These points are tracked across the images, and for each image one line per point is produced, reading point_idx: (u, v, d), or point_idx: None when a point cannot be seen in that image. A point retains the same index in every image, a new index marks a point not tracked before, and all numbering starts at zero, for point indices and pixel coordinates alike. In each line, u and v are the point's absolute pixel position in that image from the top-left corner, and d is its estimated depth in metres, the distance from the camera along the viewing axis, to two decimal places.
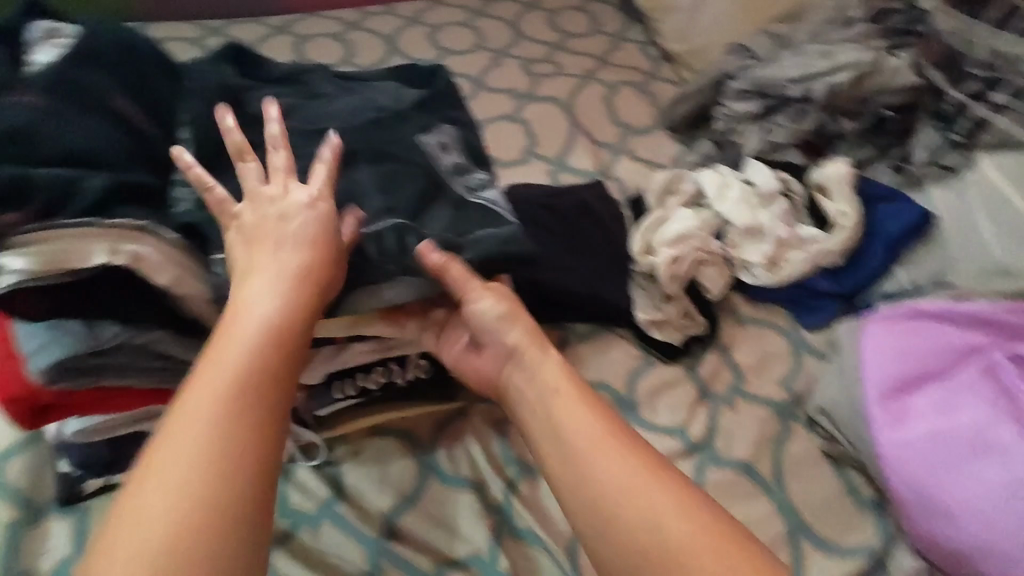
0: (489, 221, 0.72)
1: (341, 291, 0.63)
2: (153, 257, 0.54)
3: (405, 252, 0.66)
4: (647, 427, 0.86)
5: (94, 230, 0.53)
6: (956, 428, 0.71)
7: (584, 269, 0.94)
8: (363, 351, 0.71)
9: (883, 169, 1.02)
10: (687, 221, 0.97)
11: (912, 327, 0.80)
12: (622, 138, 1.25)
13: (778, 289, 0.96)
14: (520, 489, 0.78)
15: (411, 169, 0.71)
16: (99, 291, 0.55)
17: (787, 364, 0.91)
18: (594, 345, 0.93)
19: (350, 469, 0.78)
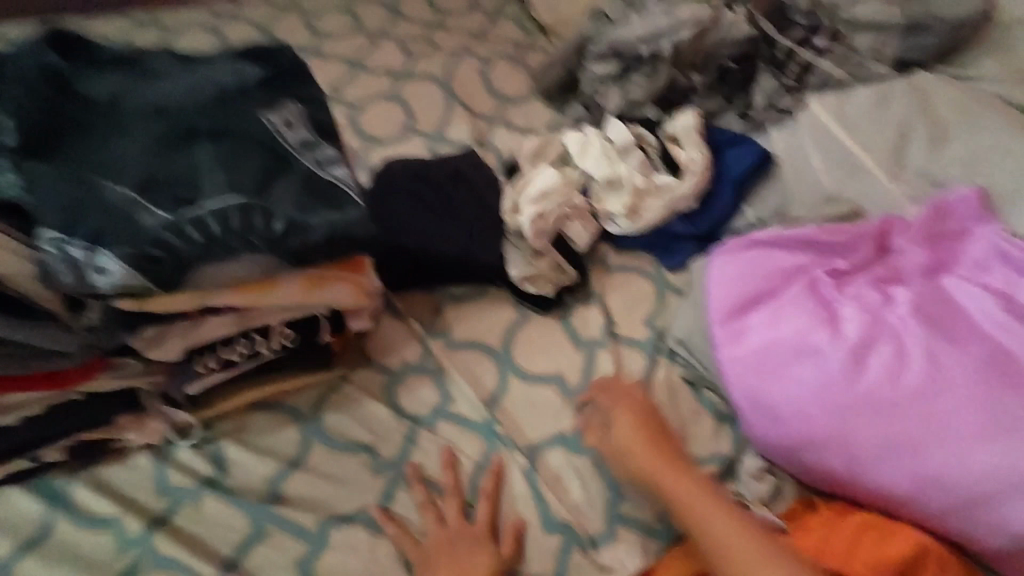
0: (332, 198, 0.71)
1: (181, 269, 0.63)
2: None
3: (252, 228, 0.66)
4: (523, 373, 0.90)
5: None
6: (782, 339, 0.78)
7: (453, 233, 0.98)
8: (221, 323, 0.73)
9: (731, 117, 1.10)
10: (552, 179, 1.01)
11: (751, 254, 0.86)
12: (498, 110, 1.29)
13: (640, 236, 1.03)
14: (403, 442, 0.83)
15: (251, 145, 0.71)
16: None
17: (650, 305, 0.98)
18: (471, 305, 0.98)
19: (231, 443, 0.80)
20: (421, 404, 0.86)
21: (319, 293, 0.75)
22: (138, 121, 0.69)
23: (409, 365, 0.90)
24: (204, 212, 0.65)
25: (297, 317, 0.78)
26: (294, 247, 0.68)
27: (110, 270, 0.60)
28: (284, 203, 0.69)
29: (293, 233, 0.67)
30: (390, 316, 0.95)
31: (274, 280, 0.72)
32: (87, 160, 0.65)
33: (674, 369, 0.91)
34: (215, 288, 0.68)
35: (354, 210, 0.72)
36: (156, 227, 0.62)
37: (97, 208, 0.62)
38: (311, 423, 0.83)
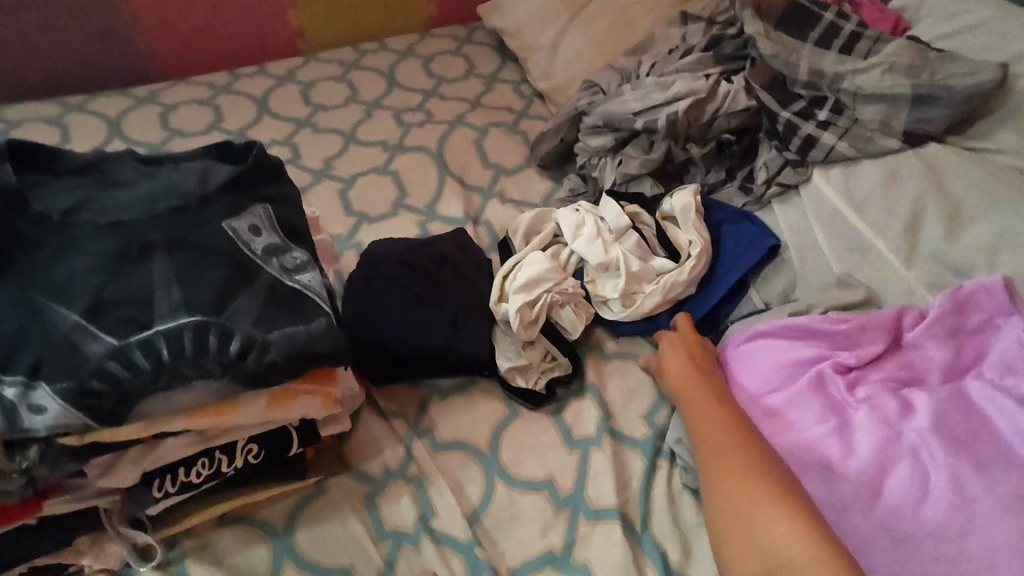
0: (301, 308, 0.69)
1: (126, 403, 0.59)
2: None
3: (204, 352, 0.62)
4: (512, 478, 0.84)
5: None
6: (788, 449, 0.71)
7: (435, 322, 0.94)
8: (178, 446, 0.68)
9: (733, 191, 1.05)
10: (540, 263, 0.96)
11: (754, 350, 0.81)
12: (492, 181, 1.26)
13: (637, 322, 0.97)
14: (378, 562, 0.76)
15: (212, 257, 0.68)
16: None
17: (650, 397, 0.92)
18: (458, 399, 0.92)
19: (193, 565, 0.74)
20: (402, 516, 0.80)
21: (286, 412, 0.70)
22: (91, 237, 0.67)
23: (390, 470, 0.84)
24: (153, 336, 0.61)
25: (260, 432, 0.73)
26: (252, 368, 0.63)
27: (48, 409, 0.56)
28: (242, 319, 0.65)
29: (250, 353, 0.63)
30: (371, 412, 0.90)
31: (237, 400, 0.67)
32: (38, 281, 0.63)
33: (674, 473, 0.84)
34: (166, 417, 0.63)
35: (319, 322, 0.68)
36: (99, 356, 0.59)
37: (39, 339, 0.59)
38: (280, 540, 0.77)
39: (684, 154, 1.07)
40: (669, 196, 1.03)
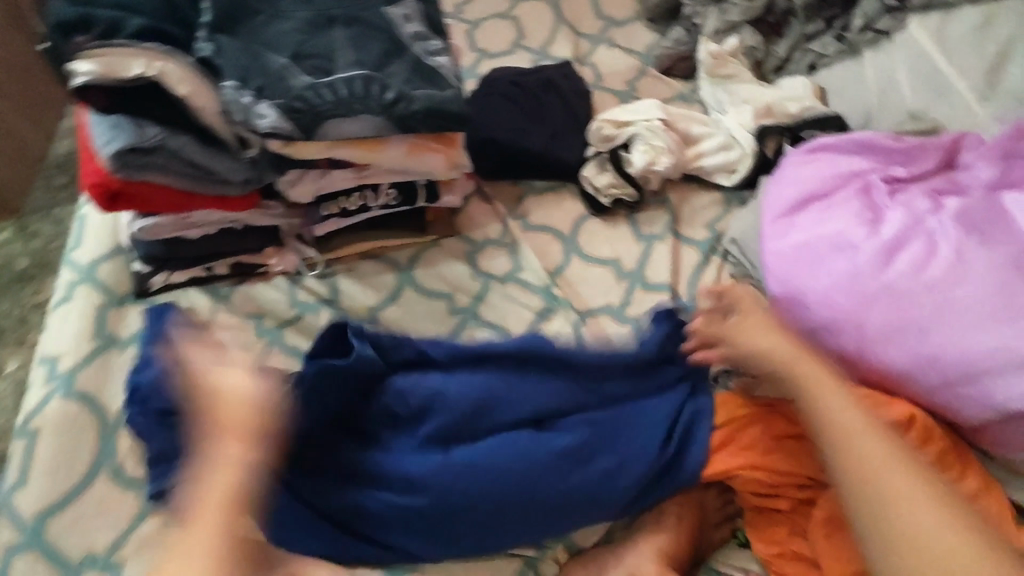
0: (435, 81, 0.88)
1: (314, 121, 0.81)
2: (173, 71, 0.74)
3: (369, 96, 0.83)
4: (586, 255, 1.03)
5: (133, 49, 0.72)
6: (825, 233, 0.84)
7: (541, 132, 1.12)
8: (345, 176, 0.92)
9: (828, 39, 1.13)
10: (654, 110, 1.08)
11: (809, 159, 0.92)
12: (602, 30, 1.37)
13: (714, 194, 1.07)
14: (478, 296, 0.99)
15: (375, 33, 0.89)
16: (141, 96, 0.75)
17: (718, 210, 1.05)
18: (549, 197, 1.10)
19: (343, 278, 1.01)
20: (497, 266, 1.02)
21: (423, 155, 0.92)
22: (293, 8, 0.89)
23: (490, 238, 1.06)
24: (335, 79, 0.83)
25: (401, 181, 0.97)
26: (401, 112, 0.84)
27: (268, 116, 0.80)
28: (395, 79, 0.86)
29: (401, 101, 0.84)
30: (477, 199, 1.10)
31: (385, 143, 0.89)
32: (256, 38, 0.86)
33: (725, 265, 0.99)
34: (337, 142, 0.86)
35: (451, 90, 0.88)
36: (301, 87, 0.81)
37: (259, 69, 0.82)
38: (407, 272, 1.02)
39: (786, 3, 1.15)
40: (790, 83, 1.12)
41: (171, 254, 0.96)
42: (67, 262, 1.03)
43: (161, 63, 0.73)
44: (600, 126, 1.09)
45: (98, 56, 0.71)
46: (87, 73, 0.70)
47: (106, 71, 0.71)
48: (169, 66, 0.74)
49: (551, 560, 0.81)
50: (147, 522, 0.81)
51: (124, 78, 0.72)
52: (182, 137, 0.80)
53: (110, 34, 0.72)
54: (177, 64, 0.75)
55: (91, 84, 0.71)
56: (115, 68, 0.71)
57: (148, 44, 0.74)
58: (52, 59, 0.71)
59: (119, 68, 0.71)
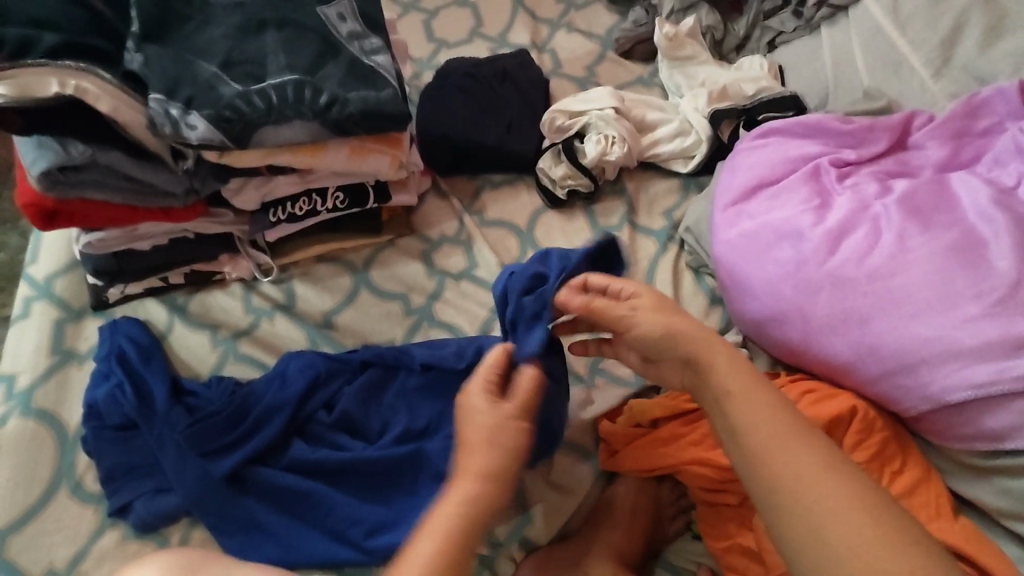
0: (371, 83, 0.87)
1: (245, 129, 0.80)
2: (92, 89, 0.71)
3: (302, 101, 0.82)
4: (542, 249, 1.02)
5: (47, 67, 0.70)
6: (770, 220, 0.83)
7: (495, 125, 1.10)
8: (286, 182, 0.91)
9: (786, 16, 1.10)
10: (607, 97, 1.06)
11: (759, 144, 0.90)
12: (562, 14, 1.35)
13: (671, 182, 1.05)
14: (433, 295, 0.99)
15: (307, 34, 0.87)
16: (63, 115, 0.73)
17: (675, 197, 1.04)
18: (506, 190, 1.09)
19: (299, 283, 1.01)
20: (452, 264, 1.02)
21: (366, 159, 0.91)
22: (223, 13, 0.87)
23: (446, 236, 1.05)
24: (267, 86, 0.82)
25: (347, 184, 0.95)
26: (335, 116, 0.83)
27: (199, 126, 0.78)
28: (329, 82, 0.85)
29: (334, 105, 0.83)
30: (434, 195, 1.10)
31: (324, 147, 0.88)
32: (186, 46, 0.84)
33: (682, 254, 0.98)
34: (274, 149, 0.85)
35: (388, 91, 0.87)
36: (231, 96, 0.80)
37: (189, 80, 0.81)
38: (362, 274, 1.02)
39: None
40: (747, 62, 1.09)
41: (123, 268, 0.96)
42: (25, 279, 1.04)
43: (77, 80, 0.70)
44: (552, 117, 1.06)
45: (10, 77, 0.68)
46: (1, 96, 0.68)
47: (21, 92, 0.69)
48: (87, 83, 0.71)
49: (507, 559, 0.78)
50: (107, 536, 0.80)
51: (41, 98, 0.69)
52: (111, 151, 0.77)
53: (23, 51, 0.70)
54: (95, 80, 0.72)
55: (5, 106, 0.69)
56: (29, 88, 0.69)
57: (63, 61, 0.71)
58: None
59: (34, 88, 0.69)
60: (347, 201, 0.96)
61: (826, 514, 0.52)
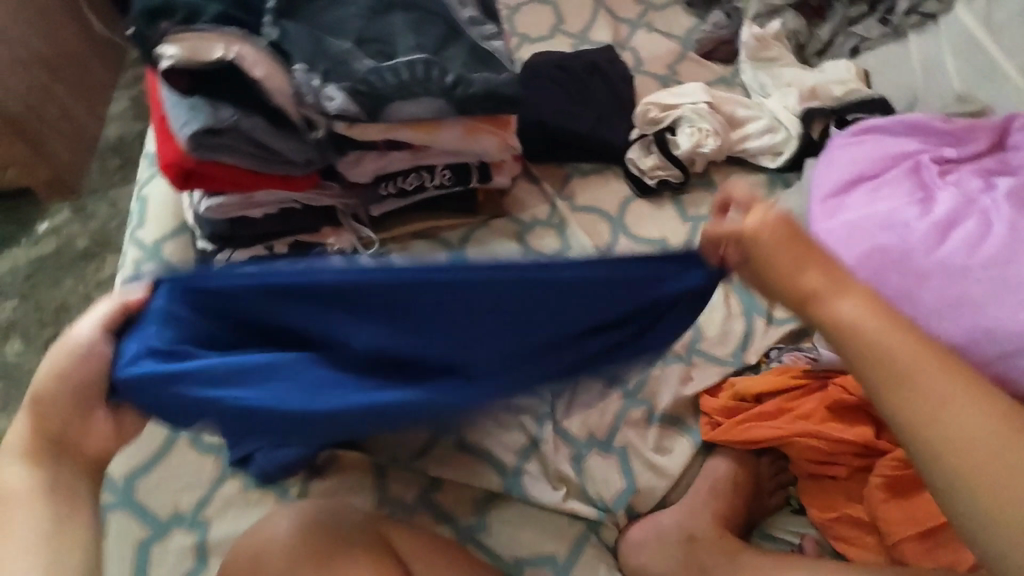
0: (491, 66, 0.90)
1: (380, 103, 0.84)
2: (250, 55, 0.78)
3: (430, 79, 0.86)
4: (633, 235, 1.06)
5: (213, 33, 0.77)
6: (874, 214, 0.87)
7: (588, 115, 1.14)
8: (402, 158, 0.95)
9: (872, 23, 1.15)
10: (698, 94, 1.11)
11: (857, 141, 0.95)
12: (642, 15, 1.39)
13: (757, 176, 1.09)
14: None
15: (433, 17, 0.91)
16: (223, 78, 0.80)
17: (762, 191, 1.08)
18: (596, 178, 1.13)
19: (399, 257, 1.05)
20: (547, 246, 1.06)
21: (479, 137, 0.94)
22: None
23: (539, 219, 1.09)
24: (397, 64, 0.86)
25: (455, 162, 0.99)
26: (460, 96, 0.87)
27: (336, 98, 0.82)
28: (453, 63, 0.88)
29: (460, 85, 0.87)
30: (525, 180, 1.13)
31: (440, 124, 0.91)
32: (318, 24, 0.88)
33: None
34: (399, 125, 0.89)
35: (506, 74, 0.90)
36: (365, 71, 0.84)
37: (325, 54, 0.85)
38: (460, 252, 1.06)
39: None
40: (833, 65, 1.13)
41: (236, 234, 1.00)
42: (133, 241, 1.08)
43: (238, 46, 0.78)
44: (646, 108, 1.12)
45: (181, 40, 0.76)
46: (173, 57, 0.75)
47: (190, 55, 0.76)
48: (245, 49, 0.78)
49: (612, 525, 0.82)
50: (227, 485, 0.84)
51: (204, 62, 0.76)
52: (253, 118, 0.81)
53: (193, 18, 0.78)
54: (252, 46, 0.79)
55: (175, 68, 0.77)
56: (198, 51, 0.76)
57: (226, 28, 0.78)
58: (142, 47, 0.78)
59: (202, 51, 0.76)
60: (453, 180, 1.00)
61: (972, 445, 0.52)
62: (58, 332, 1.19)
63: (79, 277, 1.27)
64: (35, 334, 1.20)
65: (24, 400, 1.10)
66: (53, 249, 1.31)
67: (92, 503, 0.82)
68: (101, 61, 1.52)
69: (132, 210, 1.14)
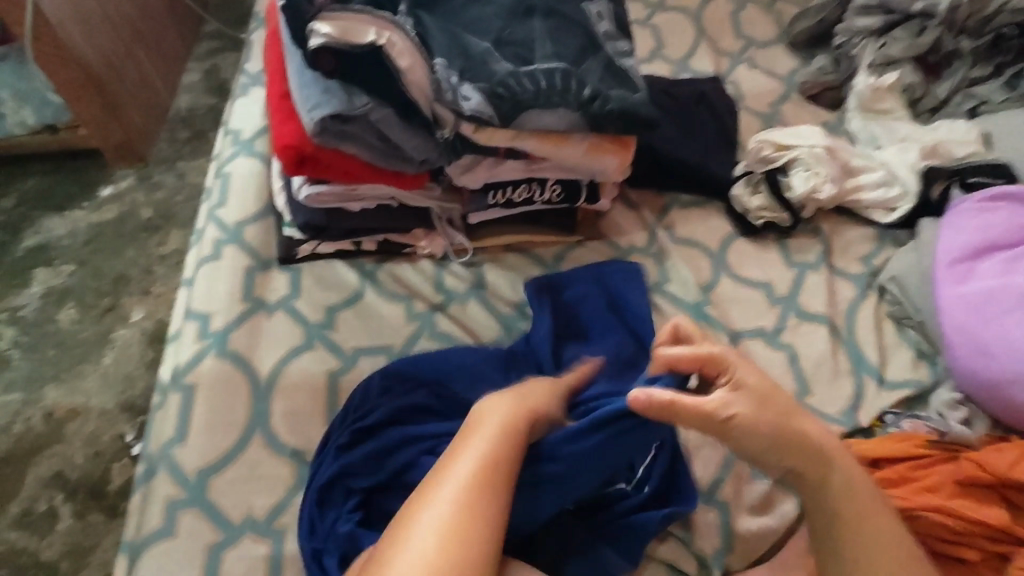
0: (627, 83, 0.86)
1: (516, 107, 0.81)
2: (399, 43, 0.77)
3: (568, 90, 0.82)
4: (736, 275, 1.01)
5: (367, 17, 0.77)
6: (1012, 285, 0.83)
7: (695, 144, 1.09)
8: (516, 166, 0.91)
9: (997, 86, 1.13)
10: (813, 138, 1.07)
11: (991, 208, 0.91)
12: (743, 49, 1.31)
13: (866, 229, 1.05)
14: None
15: (573, 27, 0.87)
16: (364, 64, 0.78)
17: (871, 246, 1.04)
18: (697, 211, 1.07)
19: (490, 269, 0.98)
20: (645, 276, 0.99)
21: (602, 153, 0.90)
22: None
23: (636, 246, 1.03)
24: (536, 71, 0.83)
25: (567, 178, 0.94)
26: (596, 110, 0.83)
27: (472, 98, 0.80)
28: (591, 76, 0.85)
29: (597, 99, 0.83)
30: (623, 204, 1.07)
31: (567, 137, 0.87)
32: (454, 19, 0.85)
33: (882, 303, 0.97)
34: (525, 133, 0.85)
35: (641, 94, 0.86)
36: (503, 74, 0.81)
37: (463, 52, 0.82)
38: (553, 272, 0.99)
39: (953, 44, 1.15)
40: (952, 123, 1.10)
41: (329, 225, 0.93)
42: (212, 220, 1.00)
43: (389, 33, 0.77)
44: (759, 147, 1.07)
45: (336, 20, 0.76)
46: (324, 35, 0.75)
47: (341, 35, 0.76)
48: (395, 36, 0.78)
49: None
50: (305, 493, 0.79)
51: (355, 44, 0.76)
52: (386, 109, 0.79)
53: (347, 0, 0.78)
54: (401, 34, 0.79)
55: (323, 48, 0.76)
56: (349, 33, 0.76)
57: (379, 14, 0.78)
58: (292, 16, 0.77)
59: (353, 34, 0.76)
60: (563, 195, 0.96)
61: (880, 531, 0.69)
62: (115, 303, 1.16)
63: (140, 249, 1.23)
64: (90, 302, 1.16)
65: (77, 370, 1.09)
66: (115, 216, 1.27)
67: (162, 496, 0.78)
68: (176, 29, 1.46)
69: (210, 186, 1.06)
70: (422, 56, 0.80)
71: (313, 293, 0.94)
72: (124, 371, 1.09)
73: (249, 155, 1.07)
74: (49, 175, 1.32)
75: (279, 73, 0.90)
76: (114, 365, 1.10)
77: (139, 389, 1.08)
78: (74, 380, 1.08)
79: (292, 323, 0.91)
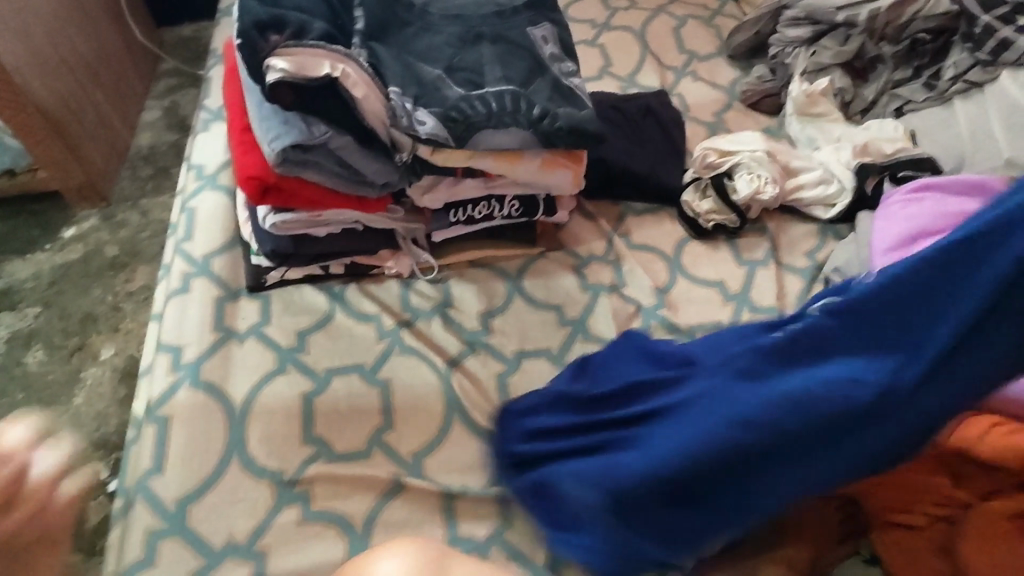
0: (573, 101, 0.91)
1: (470, 129, 0.85)
2: (354, 73, 0.81)
3: (518, 110, 0.87)
4: (690, 275, 1.06)
5: (322, 49, 0.80)
6: None
7: (645, 154, 1.14)
8: (474, 184, 0.95)
9: (917, 87, 1.20)
10: (753, 143, 1.14)
11: (918, 198, 0.98)
12: (685, 62, 1.38)
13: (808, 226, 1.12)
14: (595, 308, 1.01)
15: (520, 52, 0.92)
16: (321, 95, 0.82)
17: (814, 241, 1.10)
18: (650, 218, 1.12)
19: (454, 284, 1.02)
20: (604, 279, 1.04)
21: (557, 166, 0.94)
22: (442, 23, 0.93)
23: (595, 254, 1.07)
24: (486, 94, 0.87)
25: (524, 193, 0.98)
26: (546, 128, 0.87)
27: (427, 122, 0.84)
28: (539, 96, 0.89)
29: (546, 118, 0.87)
30: (581, 215, 1.12)
31: (520, 155, 0.91)
32: (406, 48, 0.89)
33: None
34: (480, 152, 0.89)
35: (588, 110, 0.90)
36: (456, 98, 0.85)
37: (416, 80, 0.86)
38: (517, 283, 1.03)
39: (876, 50, 1.23)
40: (882, 123, 1.17)
41: (296, 251, 0.96)
42: (179, 253, 1.02)
43: (344, 65, 0.81)
44: (704, 153, 1.14)
45: (291, 53, 0.80)
46: (281, 70, 0.79)
47: (298, 69, 0.79)
48: (351, 68, 0.82)
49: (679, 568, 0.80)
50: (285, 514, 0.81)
51: (311, 77, 0.80)
52: (345, 136, 0.84)
53: (302, 34, 0.81)
54: (357, 65, 0.82)
55: (281, 81, 0.79)
56: (305, 67, 0.79)
57: (333, 46, 0.82)
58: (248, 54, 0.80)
59: (310, 67, 0.80)
60: (520, 210, 1.00)
61: None
62: (83, 343, 1.16)
63: (106, 286, 1.24)
64: (58, 343, 1.16)
65: (48, 412, 1.09)
66: (80, 256, 1.27)
67: (141, 527, 0.79)
68: (133, 70, 1.48)
69: (176, 220, 1.07)
70: (377, 85, 0.84)
71: (283, 319, 0.96)
72: (96, 409, 1.09)
73: (215, 189, 1.10)
74: (10, 219, 1.32)
75: (237, 106, 0.93)
76: (86, 404, 1.10)
77: (111, 427, 1.08)
78: (45, 422, 1.08)
79: (263, 350, 0.93)
